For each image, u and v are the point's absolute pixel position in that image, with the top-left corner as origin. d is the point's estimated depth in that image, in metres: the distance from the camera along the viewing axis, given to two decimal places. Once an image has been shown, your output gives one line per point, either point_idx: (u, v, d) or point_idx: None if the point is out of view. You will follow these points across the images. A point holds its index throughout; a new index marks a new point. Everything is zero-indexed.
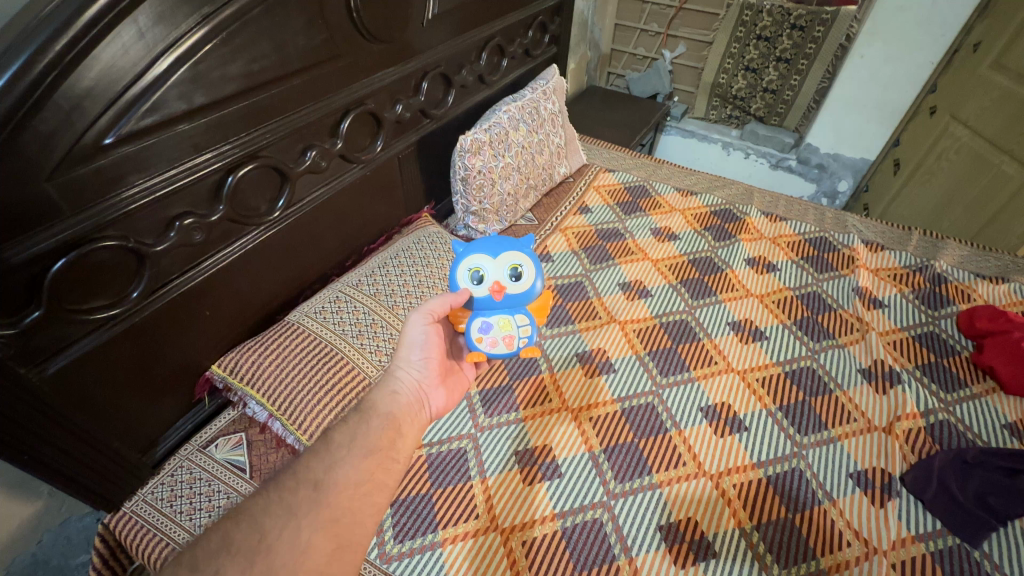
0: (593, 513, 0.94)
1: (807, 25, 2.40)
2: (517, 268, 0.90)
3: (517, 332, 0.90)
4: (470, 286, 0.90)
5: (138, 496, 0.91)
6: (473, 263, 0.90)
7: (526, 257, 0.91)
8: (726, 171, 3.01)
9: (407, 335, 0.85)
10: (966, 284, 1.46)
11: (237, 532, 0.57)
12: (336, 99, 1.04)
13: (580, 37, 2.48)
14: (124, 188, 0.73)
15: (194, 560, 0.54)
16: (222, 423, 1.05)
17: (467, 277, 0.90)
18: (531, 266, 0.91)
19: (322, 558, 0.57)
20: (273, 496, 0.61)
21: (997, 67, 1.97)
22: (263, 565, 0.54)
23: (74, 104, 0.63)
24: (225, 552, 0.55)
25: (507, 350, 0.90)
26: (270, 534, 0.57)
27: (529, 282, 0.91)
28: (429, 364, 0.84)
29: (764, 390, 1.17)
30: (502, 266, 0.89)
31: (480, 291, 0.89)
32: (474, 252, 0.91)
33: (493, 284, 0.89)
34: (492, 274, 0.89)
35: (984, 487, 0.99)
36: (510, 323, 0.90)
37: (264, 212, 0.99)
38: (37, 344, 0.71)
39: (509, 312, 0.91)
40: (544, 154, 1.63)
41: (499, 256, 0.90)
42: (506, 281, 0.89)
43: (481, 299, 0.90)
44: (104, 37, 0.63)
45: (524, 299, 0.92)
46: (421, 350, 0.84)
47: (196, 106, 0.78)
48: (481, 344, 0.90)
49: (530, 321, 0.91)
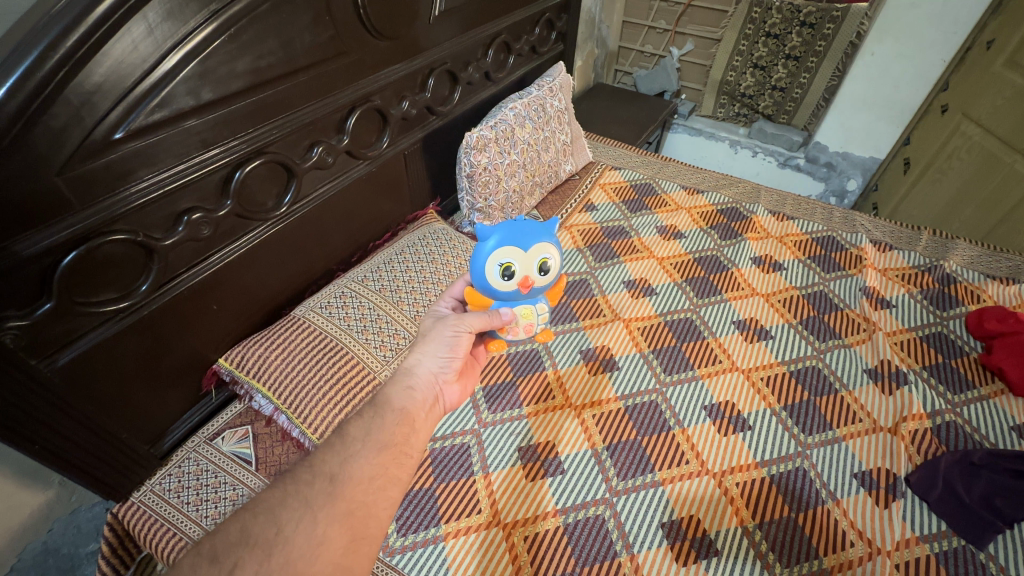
0: (595, 510, 0.94)
1: (817, 23, 2.38)
2: (546, 263, 0.87)
3: (536, 320, 0.92)
4: (498, 281, 0.85)
5: (147, 487, 0.93)
6: (503, 258, 0.84)
7: (553, 249, 0.88)
8: (734, 169, 3.00)
9: (435, 333, 0.83)
10: (975, 284, 1.44)
11: (254, 526, 0.56)
12: (343, 96, 1.05)
13: (587, 35, 2.47)
14: (133, 183, 0.74)
15: (214, 551, 0.53)
16: (228, 416, 1.06)
17: (496, 271, 0.84)
18: (556, 257, 0.88)
19: (338, 550, 0.57)
20: (290, 488, 0.60)
21: (1010, 64, 1.94)
22: (280, 558, 0.54)
23: (84, 100, 0.64)
24: (243, 545, 0.54)
25: (526, 336, 0.92)
26: (287, 527, 0.56)
27: (553, 274, 0.89)
28: (451, 363, 0.83)
29: (768, 389, 1.16)
30: (532, 260, 0.85)
31: (509, 285, 0.85)
32: (502, 244, 0.84)
33: (523, 280, 0.85)
34: (523, 269, 0.85)
35: (990, 488, 0.98)
36: (531, 312, 0.90)
37: (270, 208, 1.00)
38: (47, 336, 0.72)
39: (531, 301, 0.90)
40: (550, 152, 1.63)
41: (529, 250, 0.85)
42: (534, 275, 0.86)
43: (507, 292, 0.87)
44: (114, 33, 0.64)
45: (546, 289, 0.91)
46: (446, 349, 0.82)
47: (203, 102, 0.78)
48: (504, 335, 0.91)
49: (548, 309, 0.93)
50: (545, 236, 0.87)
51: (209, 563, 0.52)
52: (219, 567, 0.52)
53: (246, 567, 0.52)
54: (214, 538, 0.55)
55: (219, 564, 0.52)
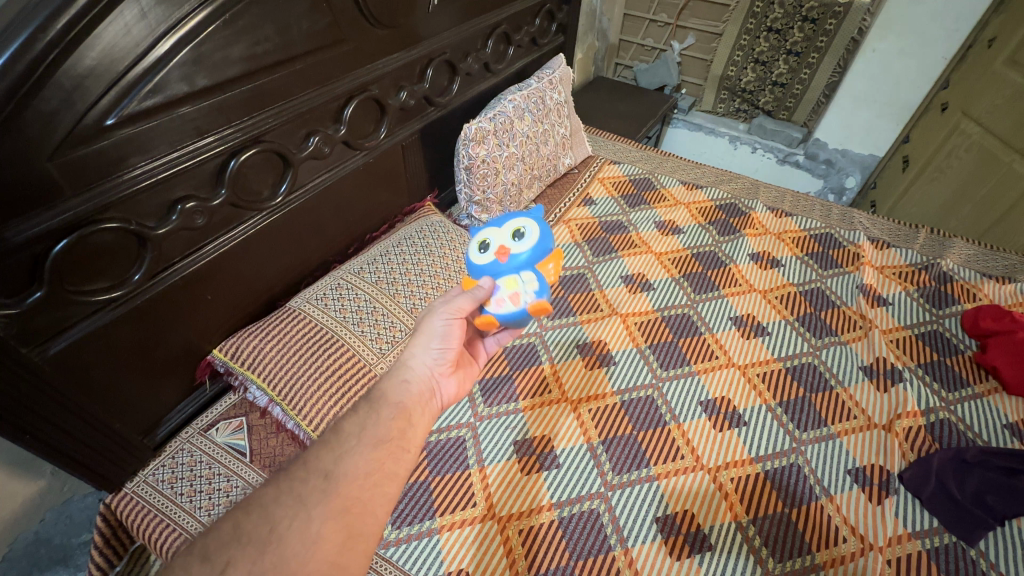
0: (590, 504, 0.94)
1: (819, 18, 2.36)
2: (520, 230, 0.89)
3: (525, 291, 0.85)
4: (476, 256, 0.90)
5: (140, 477, 0.92)
6: (481, 236, 0.91)
7: (528, 221, 0.91)
8: (733, 165, 2.99)
9: (426, 325, 0.82)
10: (971, 284, 1.44)
11: (246, 523, 0.55)
12: (340, 85, 1.03)
13: (587, 27, 2.45)
14: (126, 170, 0.73)
15: (205, 550, 0.52)
16: (222, 408, 1.05)
17: (474, 248, 0.90)
18: (533, 226, 0.90)
19: (333, 549, 0.56)
20: (284, 486, 0.59)
21: (1010, 63, 1.93)
22: (274, 555, 0.53)
23: (75, 84, 0.63)
24: (236, 543, 0.53)
25: (514, 308, 0.85)
26: (281, 525, 0.55)
27: (534, 241, 0.88)
28: (446, 354, 0.81)
29: (764, 385, 1.16)
30: (505, 232, 0.89)
31: (486, 257, 0.88)
32: (483, 227, 0.92)
33: (497, 249, 0.88)
34: (497, 241, 0.89)
35: (982, 485, 0.99)
36: (516, 282, 0.86)
37: (265, 198, 0.99)
38: (38, 324, 0.71)
39: (514, 271, 0.87)
40: (549, 145, 1.62)
41: (504, 225, 0.90)
42: (509, 243, 0.88)
43: (487, 266, 0.89)
44: (105, 16, 0.62)
45: (531, 258, 0.88)
46: (439, 340, 0.81)
47: (197, 88, 0.77)
48: (489, 306, 0.87)
49: (537, 278, 0.87)
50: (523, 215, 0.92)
51: (201, 562, 0.51)
52: (210, 567, 0.51)
53: (240, 566, 0.51)
54: (207, 536, 0.54)
55: (210, 563, 0.51)
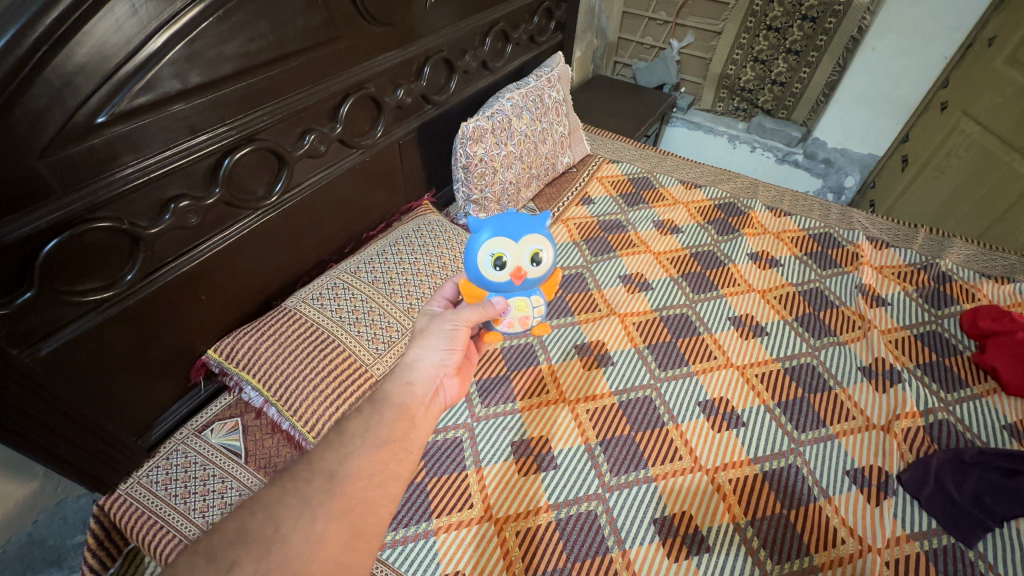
0: (587, 505, 0.94)
1: (819, 17, 2.36)
2: (537, 253, 0.85)
3: (532, 312, 0.89)
4: (491, 272, 0.83)
5: (134, 479, 0.92)
6: (495, 248, 0.82)
7: (544, 240, 0.86)
8: (732, 164, 2.98)
9: (432, 326, 0.81)
10: (970, 283, 1.44)
11: (252, 523, 0.55)
12: (337, 83, 1.02)
13: (586, 25, 2.43)
14: (117, 169, 0.72)
15: (210, 549, 0.52)
16: (217, 408, 1.05)
17: (488, 261, 0.83)
18: (549, 248, 0.87)
19: (338, 548, 0.55)
20: (288, 485, 0.59)
21: (1010, 62, 1.92)
22: (279, 555, 0.52)
23: (66, 81, 0.62)
24: (241, 542, 0.53)
25: (522, 329, 0.90)
26: (285, 525, 0.55)
27: (547, 266, 0.87)
28: (452, 355, 0.80)
29: (763, 385, 1.16)
30: (523, 251, 0.84)
31: (501, 276, 0.84)
32: (495, 235, 0.83)
33: (516, 270, 0.83)
34: (514, 260, 0.83)
35: (981, 487, 0.98)
36: (526, 305, 0.88)
37: (260, 196, 0.98)
38: (28, 325, 0.70)
39: (525, 293, 0.88)
40: (547, 144, 1.61)
41: (521, 240, 0.84)
42: (527, 266, 0.84)
43: (499, 284, 0.85)
44: (95, 12, 0.61)
45: (540, 281, 0.89)
46: (446, 341, 0.79)
47: (191, 85, 0.76)
48: (498, 325, 0.89)
49: (544, 302, 0.91)
50: (538, 228, 0.86)
51: (206, 561, 0.51)
52: (216, 567, 0.50)
53: (244, 568, 0.51)
54: (211, 536, 0.53)
55: (216, 564, 0.51)
